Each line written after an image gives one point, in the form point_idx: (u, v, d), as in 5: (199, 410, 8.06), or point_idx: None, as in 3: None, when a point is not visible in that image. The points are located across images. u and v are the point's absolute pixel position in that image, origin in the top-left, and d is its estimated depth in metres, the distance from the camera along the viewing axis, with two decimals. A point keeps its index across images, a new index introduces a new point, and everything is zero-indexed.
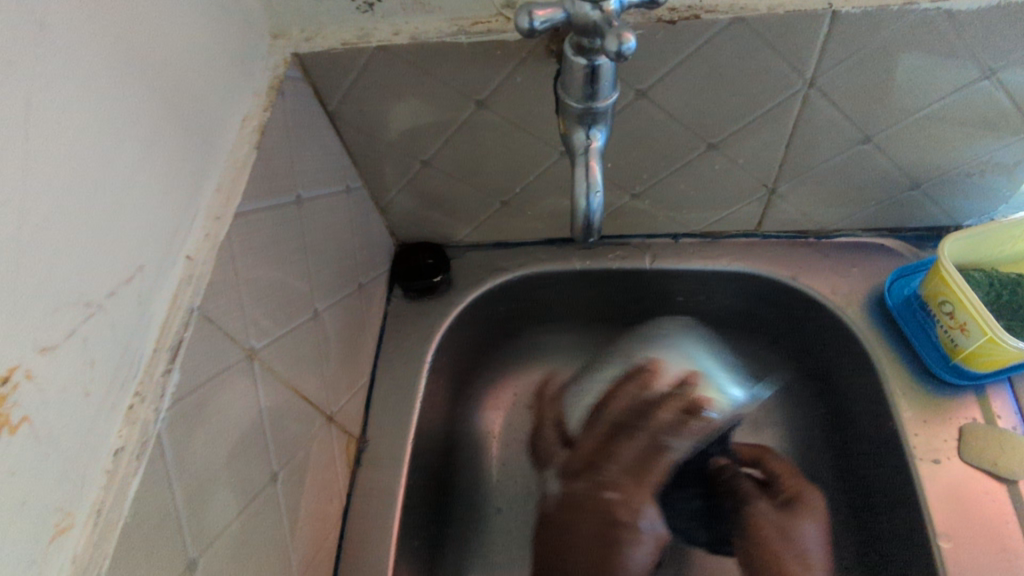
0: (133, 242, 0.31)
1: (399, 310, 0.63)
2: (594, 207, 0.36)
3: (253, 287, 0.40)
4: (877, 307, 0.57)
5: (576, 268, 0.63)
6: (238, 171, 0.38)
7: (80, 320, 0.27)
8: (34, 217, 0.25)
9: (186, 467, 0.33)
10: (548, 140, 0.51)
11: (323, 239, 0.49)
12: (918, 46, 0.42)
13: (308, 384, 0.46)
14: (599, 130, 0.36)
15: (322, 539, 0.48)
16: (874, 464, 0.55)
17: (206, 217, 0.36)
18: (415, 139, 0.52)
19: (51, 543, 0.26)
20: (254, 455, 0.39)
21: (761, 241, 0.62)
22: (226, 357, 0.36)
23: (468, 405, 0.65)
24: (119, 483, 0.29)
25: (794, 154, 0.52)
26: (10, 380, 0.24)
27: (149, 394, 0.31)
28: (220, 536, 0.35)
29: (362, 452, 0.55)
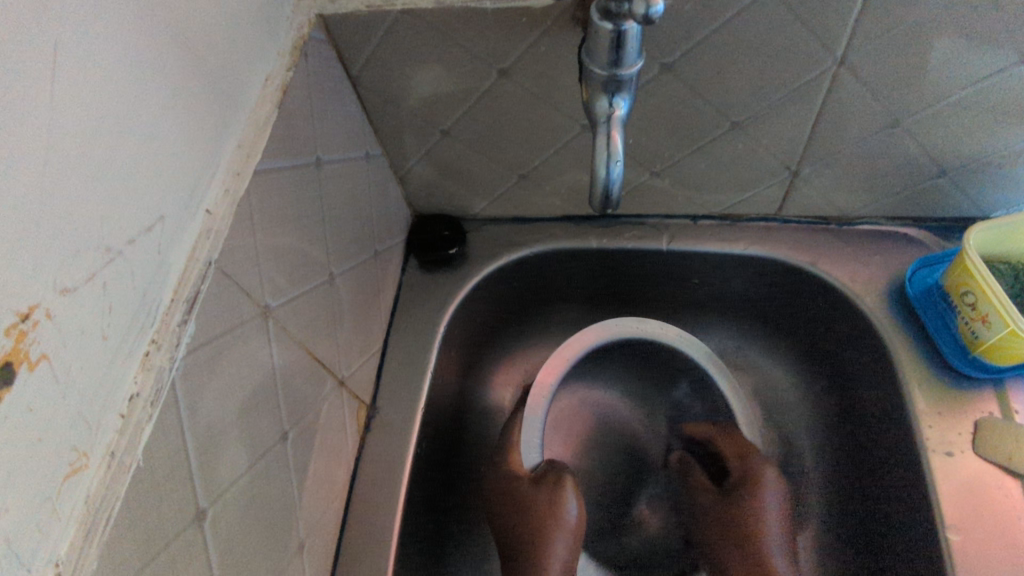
0: (156, 192, 0.31)
1: (413, 280, 0.63)
2: (614, 175, 0.36)
3: (270, 245, 0.40)
4: (897, 296, 0.56)
5: (592, 247, 0.63)
6: (259, 128, 0.38)
7: (100, 265, 0.27)
8: (58, 159, 0.25)
9: (198, 418, 0.33)
10: (569, 113, 0.50)
11: (341, 204, 0.49)
12: (957, 27, 0.40)
13: (320, 347, 0.47)
14: (622, 99, 0.36)
15: (330, 500, 0.49)
16: (884, 456, 0.54)
17: (226, 172, 0.36)
18: (436, 107, 0.51)
19: (66, 481, 0.26)
20: (266, 412, 0.39)
21: (781, 226, 0.61)
22: (241, 312, 0.37)
23: (478, 378, 0.66)
24: (133, 427, 0.29)
25: (821, 136, 0.51)
26: (30, 318, 0.24)
27: (165, 343, 0.31)
28: (230, 488, 0.36)
29: (372, 418, 0.55)
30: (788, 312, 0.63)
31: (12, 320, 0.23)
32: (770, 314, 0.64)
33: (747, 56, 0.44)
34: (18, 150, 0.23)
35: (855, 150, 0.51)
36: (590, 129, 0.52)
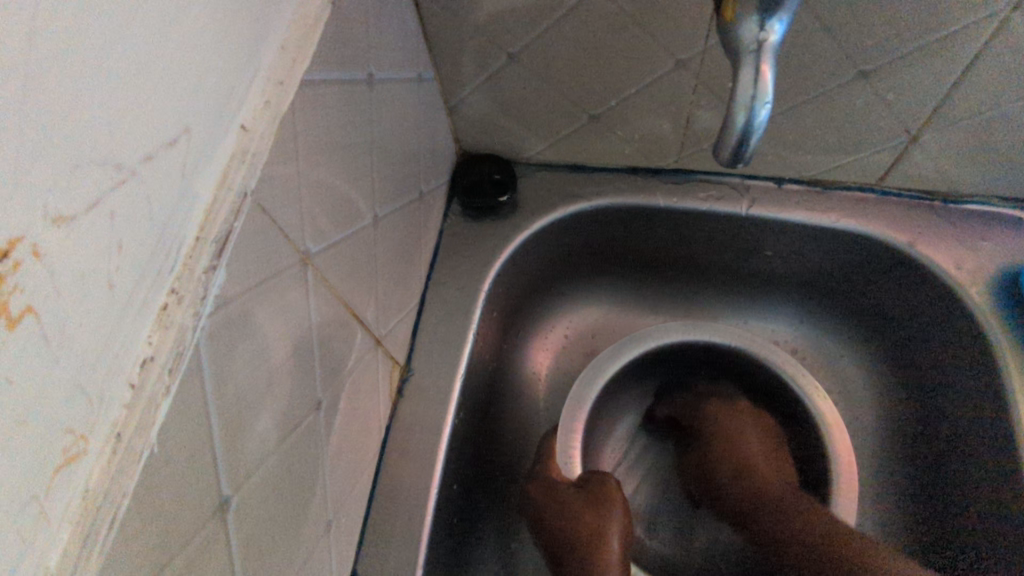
0: (181, 93, 0.23)
1: (455, 228, 0.56)
2: (758, 121, 0.29)
3: (313, 178, 0.33)
4: (1006, 287, 0.49)
5: (659, 205, 0.55)
6: (310, 28, 0.31)
7: (108, 187, 0.20)
8: (52, 30, 0.17)
9: (225, 388, 0.27)
10: (665, 43, 0.42)
11: (390, 135, 0.42)
12: None
13: (359, 301, 0.40)
14: (779, 20, 0.28)
15: (358, 474, 0.43)
16: (976, 465, 0.49)
17: (267, 79, 0.28)
18: (507, 25, 0.43)
19: (59, 472, 0.20)
20: (300, 378, 0.33)
21: (878, 197, 0.54)
22: (277, 258, 0.30)
23: (518, 342, 0.59)
24: (146, 402, 0.22)
25: (958, 95, 0.43)
26: (10, 256, 0.17)
27: (188, 294, 0.24)
28: (257, 471, 0.30)
29: (405, 381, 0.49)
30: (872, 295, 0.56)
31: None
32: (849, 295, 0.58)
33: None
34: None
35: (993, 116, 0.44)
36: (686, 66, 0.44)
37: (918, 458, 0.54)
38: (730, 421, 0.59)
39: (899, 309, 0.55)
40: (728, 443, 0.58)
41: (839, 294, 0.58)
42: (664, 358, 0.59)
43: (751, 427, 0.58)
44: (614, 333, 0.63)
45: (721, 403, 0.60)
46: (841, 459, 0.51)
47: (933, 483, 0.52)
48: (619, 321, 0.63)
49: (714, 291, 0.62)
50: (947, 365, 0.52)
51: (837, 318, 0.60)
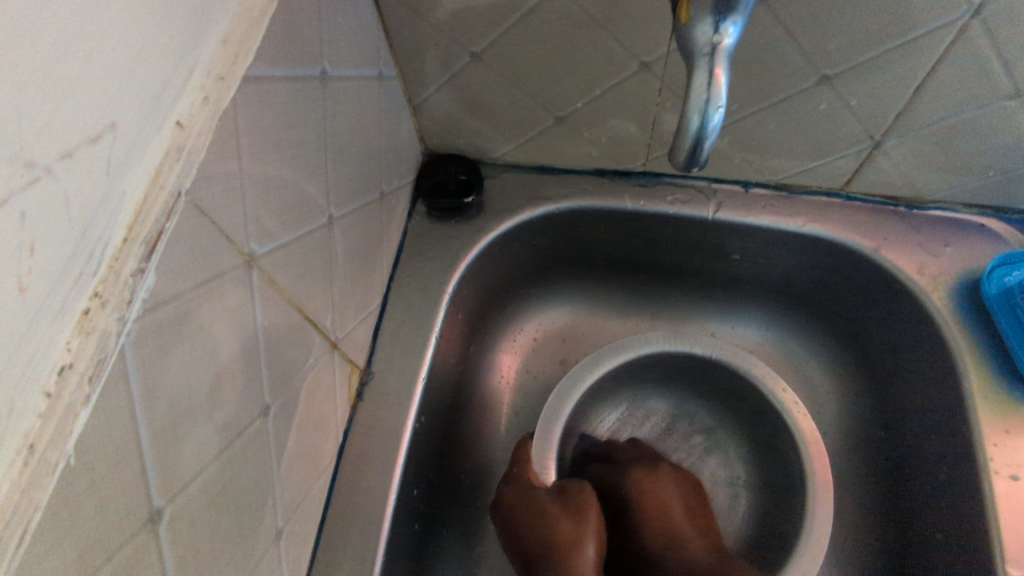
0: (106, 89, 0.22)
1: (420, 229, 0.55)
2: (712, 124, 0.28)
3: (259, 177, 0.32)
4: (967, 294, 0.50)
5: (627, 208, 0.55)
6: (253, 22, 0.29)
7: (17, 186, 0.19)
8: None
9: (157, 395, 0.26)
10: (629, 45, 0.42)
11: (347, 134, 0.41)
12: None
13: (313, 303, 0.39)
14: (733, 23, 0.28)
15: (312, 481, 0.42)
16: (935, 470, 0.49)
17: (205, 74, 0.27)
18: (468, 23, 0.42)
19: None
20: (244, 384, 0.32)
21: (843, 203, 0.54)
22: (218, 260, 0.29)
23: (484, 345, 0.59)
24: (64, 412, 0.21)
25: (920, 102, 0.43)
26: None
27: (112, 298, 0.23)
28: (195, 480, 0.29)
29: (365, 385, 0.48)
30: (838, 301, 0.56)
31: None
32: (817, 301, 0.58)
33: None
34: None
35: (954, 122, 0.44)
36: (651, 68, 0.43)
37: (879, 463, 0.54)
38: (652, 486, 0.54)
39: (864, 314, 0.55)
40: (643, 496, 0.54)
41: (807, 299, 0.58)
42: (638, 368, 0.58)
43: (670, 484, 0.54)
44: (583, 337, 0.62)
45: (648, 468, 0.55)
46: (817, 467, 0.50)
47: (895, 488, 0.53)
48: (588, 324, 0.63)
49: (683, 295, 0.62)
50: (908, 371, 0.52)
51: (804, 323, 0.60)
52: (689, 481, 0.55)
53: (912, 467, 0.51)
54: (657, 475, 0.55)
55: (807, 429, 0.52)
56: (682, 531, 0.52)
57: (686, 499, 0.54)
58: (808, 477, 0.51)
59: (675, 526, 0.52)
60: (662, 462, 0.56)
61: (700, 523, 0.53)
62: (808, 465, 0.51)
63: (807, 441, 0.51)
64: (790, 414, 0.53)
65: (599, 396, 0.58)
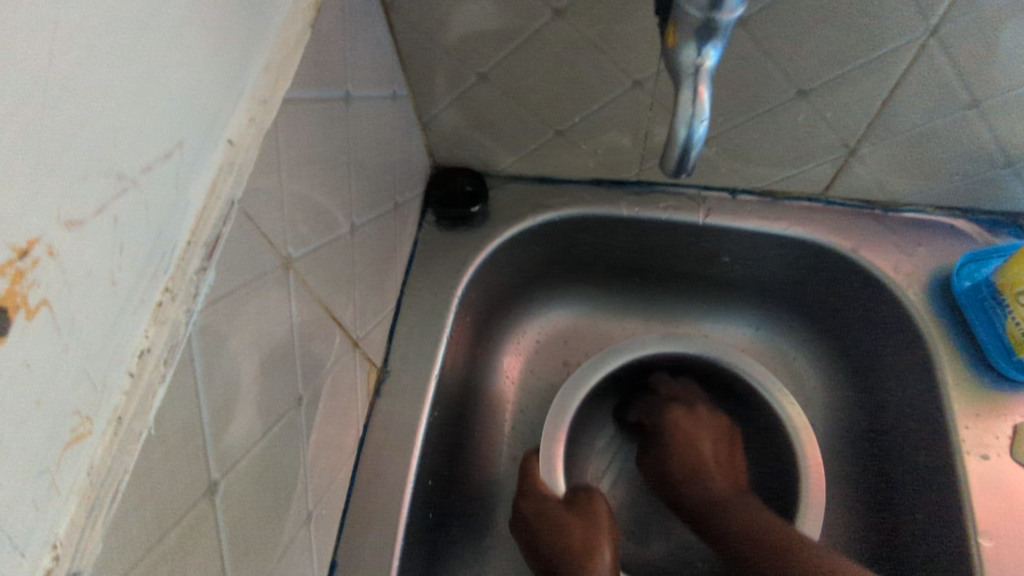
0: (174, 112, 0.26)
1: (429, 238, 0.59)
2: (697, 135, 0.32)
3: (294, 189, 0.35)
4: (940, 290, 0.54)
5: (623, 215, 0.59)
6: (291, 52, 0.33)
7: (110, 195, 0.23)
8: (64, 60, 0.20)
9: (215, 379, 0.29)
10: (622, 65, 0.46)
11: (367, 149, 0.45)
12: None
13: (338, 304, 0.42)
14: (713, 47, 0.31)
15: (336, 470, 0.45)
16: (915, 454, 0.53)
17: (251, 99, 0.31)
18: (475, 47, 0.46)
19: (67, 451, 0.22)
20: (282, 375, 0.35)
21: (823, 207, 0.58)
22: (262, 262, 0.32)
23: (490, 346, 0.62)
24: (144, 389, 0.25)
25: (888, 113, 0.47)
26: (29, 254, 0.20)
27: (181, 293, 0.27)
28: (243, 459, 0.32)
29: (382, 382, 0.52)
30: (821, 300, 0.60)
31: (8, 256, 0.19)
32: (802, 300, 0.61)
33: (830, 15, 0.41)
34: (10, 40, 0.18)
35: (920, 131, 0.48)
36: (643, 86, 0.47)
37: (861, 449, 0.58)
38: (692, 423, 0.58)
39: (846, 311, 0.59)
40: (681, 445, 0.57)
41: (793, 298, 0.62)
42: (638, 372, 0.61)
43: (705, 434, 0.57)
44: (583, 338, 0.66)
45: (687, 410, 0.58)
46: (809, 457, 0.54)
47: (878, 473, 0.56)
48: (588, 325, 0.66)
49: (677, 297, 0.66)
50: (888, 363, 0.56)
51: (791, 321, 0.63)
52: (728, 435, 0.58)
53: (894, 451, 0.55)
54: (696, 415, 0.58)
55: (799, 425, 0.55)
56: (714, 481, 0.55)
57: (718, 438, 0.57)
58: (802, 468, 0.54)
59: (704, 472, 0.55)
60: (700, 406, 0.58)
61: (729, 468, 0.56)
62: (802, 456, 0.54)
63: (799, 435, 0.55)
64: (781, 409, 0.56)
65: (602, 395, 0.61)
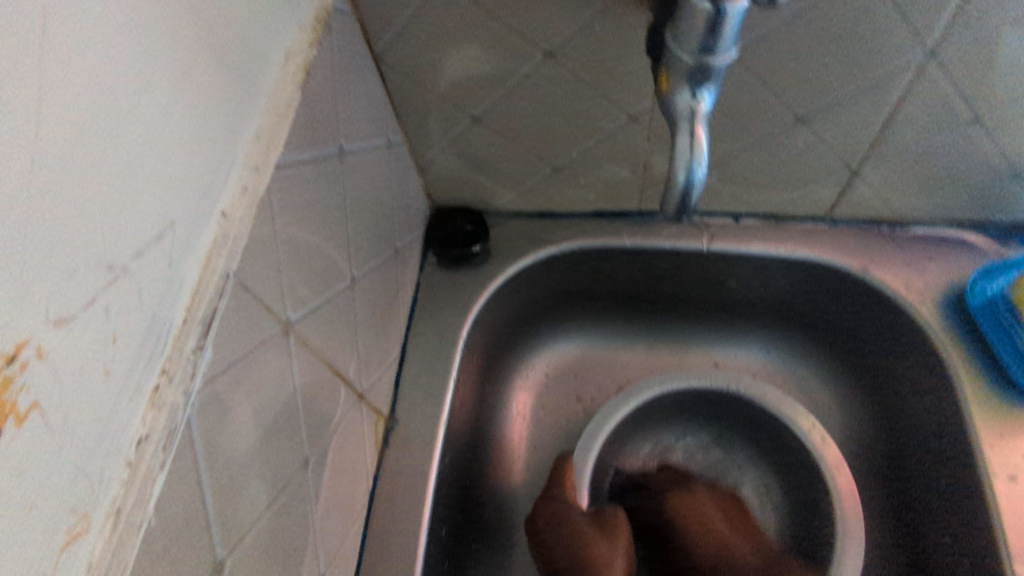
0: (166, 193, 0.26)
1: (432, 279, 0.58)
2: (696, 178, 0.31)
3: (291, 251, 0.35)
4: (954, 306, 0.52)
5: (626, 246, 0.58)
6: (281, 117, 0.33)
7: (102, 286, 0.22)
8: (51, 158, 0.20)
9: (216, 457, 0.29)
10: (616, 101, 0.45)
11: (364, 200, 0.44)
12: None
13: (341, 359, 0.42)
14: (707, 90, 0.31)
15: (347, 527, 0.44)
16: (940, 475, 0.51)
17: (243, 168, 0.31)
18: (468, 91, 0.46)
19: (62, 553, 0.21)
20: (285, 440, 0.35)
21: (829, 228, 0.57)
22: (261, 329, 0.32)
23: (499, 384, 0.61)
24: (142, 479, 0.24)
25: (888, 133, 0.47)
26: (17, 359, 0.19)
27: (178, 374, 0.26)
28: (249, 533, 0.31)
29: (391, 431, 0.51)
30: (834, 321, 0.59)
31: None
32: (815, 322, 0.60)
33: (823, 43, 0.40)
34: None
35: (921, 148, 0.47)
36: (639, 120, 0.47)
37: (881, 473, 0.56)
38: (690, 508, 0.55)
39: (860, 332, 0.58)
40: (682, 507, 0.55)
41: (805, 321, 0.61)
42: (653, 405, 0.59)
43: (706, 501, 0.55)
44: (593, 371, 0.65)
45: (687, 492, 0.56)
46: (841, 487, 0.52)
47: (901, 497, 0.54)
48: (597, 357, 0.65)
49: (686, 324, 0.65)
50: (905, 384, 0.55)
51: (804, 343, 0.62)
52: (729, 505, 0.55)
53: (917, 474, 0.53)
54: (695, 496, 0.55)
55: (830, 456, 0.53)
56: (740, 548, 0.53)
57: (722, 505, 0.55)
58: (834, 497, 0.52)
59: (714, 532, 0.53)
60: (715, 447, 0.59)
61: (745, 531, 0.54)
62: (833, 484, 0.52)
63: (830, 466, 0.52)
64: (812, 440, 0.54)
65: (620, 432, 0.59)
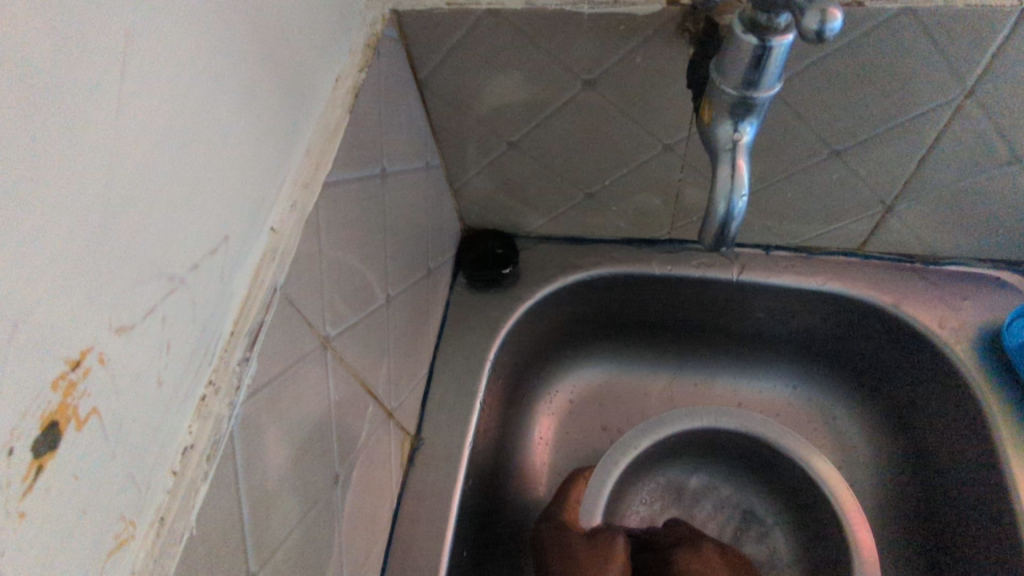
0: (221, 209, 0.26)
1: (461, 300, 0.59)
2: (736, 210, 0.31)
3: (333, 268, 0.36)
4: (990, 345, 0.52)
5: (655, 274, 0.58)
6: (330, 137, 0.34)
7: (161, 296, 0.23)
8: (120, 174, 0.21)
9: (255, 470, 0.29)
10: (652, 131, 0.46)
11: (402, 220, 0.45)
12: None
13: (373, 376, 0.42)
14: (750, 124, 0.31)
15: (371, 546, 0.44)
16: (974, 521, 0.50)
17: (292, 185, 0.32)
18: (506, 117, 0.47)
19: (110, 557, 0.22)
20: (319, 454, 0.35)
21: (861, 262, 0.57)
22: (303, 343, 0.33)
23: (522, 407, 0.61)
24: (187, 486, 0.25)
25: (925, 170, 0.46)
26: (80, 365, 0.20)
27: (224, 385, 0.27)
28: (281, 546, 0.31)
29: (416, 450, 0.51)
30: (865, 356, 0.58)
31: (60, 369, 0.19)
32: (845, 356, 0.59)
33: (862, 80, 0.40)
34: (72, 166, 0.19)
35: (958, 186, 0.47)
36: (674, 149, 0.47)
37: (909, 520, 0.55)
38: None
39: (892, 368, 0.57)
40: None
41: (833, 354, 0.60)
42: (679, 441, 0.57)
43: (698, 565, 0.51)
44: (617, 397, 0.64)
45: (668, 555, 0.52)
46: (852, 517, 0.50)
47: (931, 545, 0.53)
48: (621, 384, 0.65)
49: (712, 354, 0.64)
50: (937, 425, 0.54)
51: (832, 378, 0.61)
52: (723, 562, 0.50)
53: (950, 524, 0.52)
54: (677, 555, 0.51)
55: (851, 513, 0.50)
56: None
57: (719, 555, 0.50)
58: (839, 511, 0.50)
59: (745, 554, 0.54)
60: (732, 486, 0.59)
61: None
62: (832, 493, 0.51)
63: (849, 521, 0.50)
64: (833, 494, 0.51)
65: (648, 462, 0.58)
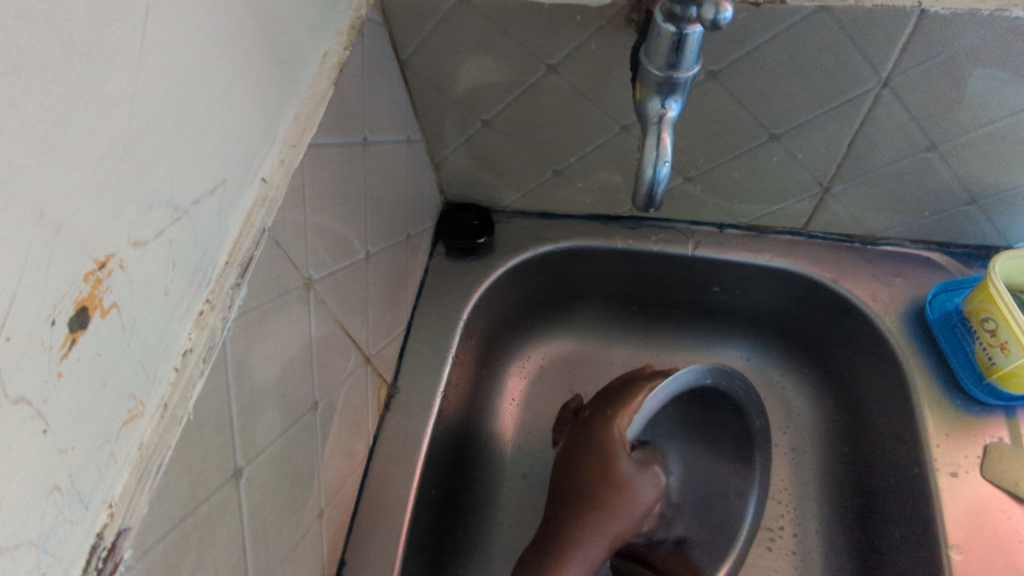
0: (219, 156, 0.32)
1: (439, 267, 0.64)
2: (660, 175, 0.37)
3: (316, 220, 0.41)
4: (916, 317, 0.57)
5: (618, 248, 0.63)
6: (316, 105, 0.39)
7: (168, 222, 0.28)
8: (138, 119, 0.26)
9: (243, 379, 0.34)
10: (610, 113, 0.51)
11: (382, 186, 0.50)
12: (987, 62, 0.42)
13: (353, 323, 0.48)
14: (675, 101, 0.37)
15: (348, 474, 0.50)
16: (892, 475, 0.55)
17: (281, 144, 0.37)
18: (481, 97, 0.52)
19: (123, 427, 0.27)
20: (301, 380, 0.40)
21: (806, 241, 0.62)
22: (287, 281, 0.38)
23: (495, 367, 0.67)
24: (186, 381, 0.30)
25: (853, 155, 0.52)
26: (106, 266, 0.25)
27: (219, 303, 0.32)
28: (265, 450, 0.37)
29: (392, 397, 0.56)
30: (810, 327, 0.64)
31: (91, 267, 0.24)
32: (792, 326, 0.65)
33: (792, 69, 0.46)
34: (102, 108, 0.24)
35: (885, 170, 0.52)
36: (631, 130, 0.52)
37: (840, 475, 0.61)
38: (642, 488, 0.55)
39: (832, 338, 0.62)
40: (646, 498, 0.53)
41: (781, 325, 0.66)
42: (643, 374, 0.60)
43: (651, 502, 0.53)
44: (585, 362, 0.70)
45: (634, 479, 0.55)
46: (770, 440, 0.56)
47: (856, 497, 0.59)
48: (588, 350, 0.70)
49: (672, 324, 0.70)
50: (869, 390, 0.59)
51: (781, 348, 0.67)
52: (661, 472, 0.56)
53: (873, 479, 0.57)
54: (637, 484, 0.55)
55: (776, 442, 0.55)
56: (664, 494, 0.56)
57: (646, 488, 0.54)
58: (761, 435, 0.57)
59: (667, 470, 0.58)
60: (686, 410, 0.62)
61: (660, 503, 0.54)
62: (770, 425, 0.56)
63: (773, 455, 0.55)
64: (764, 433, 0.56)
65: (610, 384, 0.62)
